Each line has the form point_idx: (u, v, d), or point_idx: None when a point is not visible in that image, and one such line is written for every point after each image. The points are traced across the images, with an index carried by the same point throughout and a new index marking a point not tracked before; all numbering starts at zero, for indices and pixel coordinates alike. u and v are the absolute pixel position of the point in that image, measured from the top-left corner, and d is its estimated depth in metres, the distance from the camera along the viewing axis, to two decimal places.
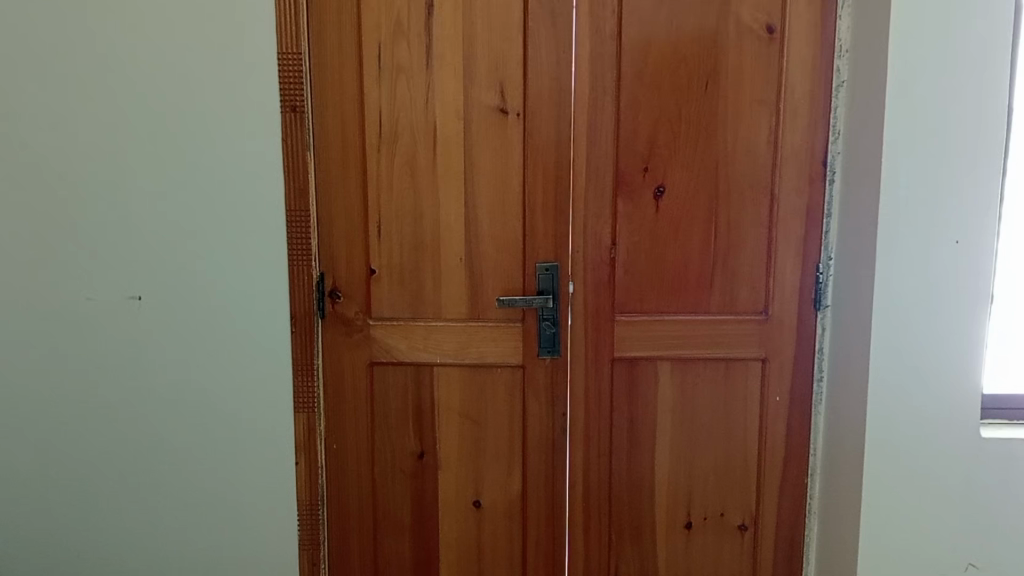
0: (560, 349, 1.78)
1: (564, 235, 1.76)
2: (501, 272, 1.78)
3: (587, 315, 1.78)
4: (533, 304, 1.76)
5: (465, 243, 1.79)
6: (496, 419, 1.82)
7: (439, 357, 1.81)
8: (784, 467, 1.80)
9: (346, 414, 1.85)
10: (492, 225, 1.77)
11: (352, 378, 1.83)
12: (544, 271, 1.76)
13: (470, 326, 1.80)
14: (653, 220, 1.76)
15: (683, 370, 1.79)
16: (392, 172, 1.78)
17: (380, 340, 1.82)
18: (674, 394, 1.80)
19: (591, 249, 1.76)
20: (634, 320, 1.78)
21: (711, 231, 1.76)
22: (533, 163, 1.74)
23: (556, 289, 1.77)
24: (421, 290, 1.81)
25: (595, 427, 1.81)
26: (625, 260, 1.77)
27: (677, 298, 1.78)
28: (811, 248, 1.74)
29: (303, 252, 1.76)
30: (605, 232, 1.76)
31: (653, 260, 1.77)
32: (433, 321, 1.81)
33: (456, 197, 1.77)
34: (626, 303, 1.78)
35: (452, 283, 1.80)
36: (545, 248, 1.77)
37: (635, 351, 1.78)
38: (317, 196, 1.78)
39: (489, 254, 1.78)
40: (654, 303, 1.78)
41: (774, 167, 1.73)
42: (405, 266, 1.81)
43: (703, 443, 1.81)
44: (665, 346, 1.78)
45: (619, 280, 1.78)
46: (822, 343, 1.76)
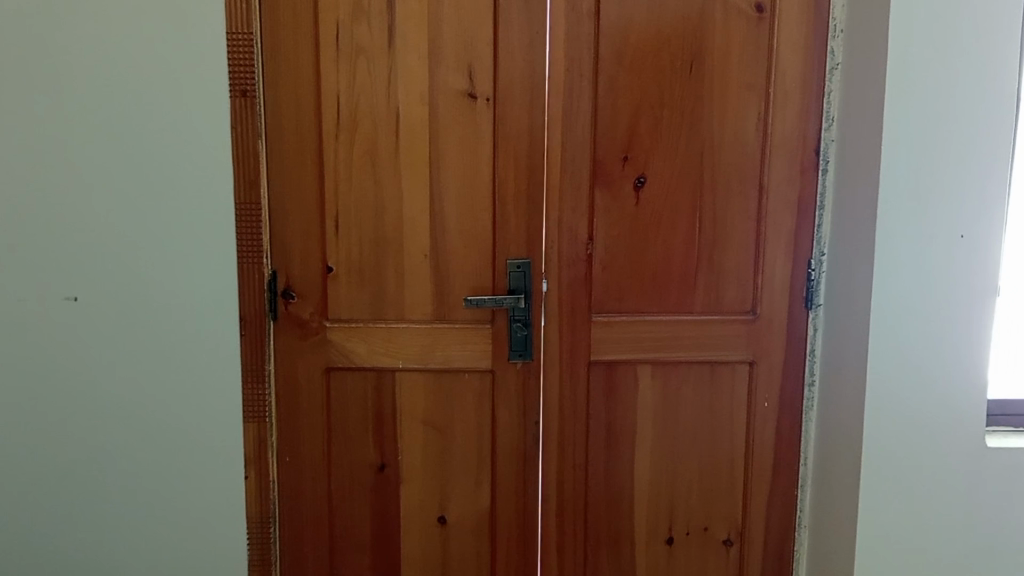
0: (532, 353, 1.64)
1: (538, 230, 1.63)
2: (469, 270, 1.65)
3: (561, 316, 1.65)
4: (503, 304, 1.62)
5: (431, 238, 1.65)
6: (463, 429, 1.68)
7: (402, 362, 1.67)
8: (773, 478, 1.68)
9: (301, 423, 1.70)
10: (460, 220, 1.64)
11: (307, 385, 1.69)
12: (515, 268, 1.63)
13: (436, 328, 1.66)
14: (634, 213, 1.63)
15: (665, 375, 1.66)
16: (351, 161, 1.64)
17: (338, 343, 1.68)
18: (655, 400, 1.67)
19: (566, 245, 1.63)
20: (613, 321, 1.65)
21: (696, 225, 1.64)
22: (504, 152, 1.61)
23: (527, 287, 1.63)
24: (381, 289, 1.67)
25: (571, 437, 1.68)
26: (603, 256, 1.64)
27: (659, 297, 1.65)
28: (802, 242, 1.63)
29: (255, 249, 1.63)
30: (582, 226, 1.63)
31: (633, 257, 1.64)
32: (395, 323, 1.67)
33: (421, 189, 1.63)
34: (604, 303, 1.65)
35: (416, 282, 1.66)
36: (517, 244, 1.63)
37: (614, 355, 1.66)
38: (268, 188, 1.64)
39: (456, 250, 1.65)
40: (635, 303, 1.65)
41: (764, 156, 1.61)
42: (365, 262, 1.66)
43: (686, 453, 1.69)
44: (646, 349, 1.66)
45: (597, 278, 1.65)
46: (814, 344, 1.65)
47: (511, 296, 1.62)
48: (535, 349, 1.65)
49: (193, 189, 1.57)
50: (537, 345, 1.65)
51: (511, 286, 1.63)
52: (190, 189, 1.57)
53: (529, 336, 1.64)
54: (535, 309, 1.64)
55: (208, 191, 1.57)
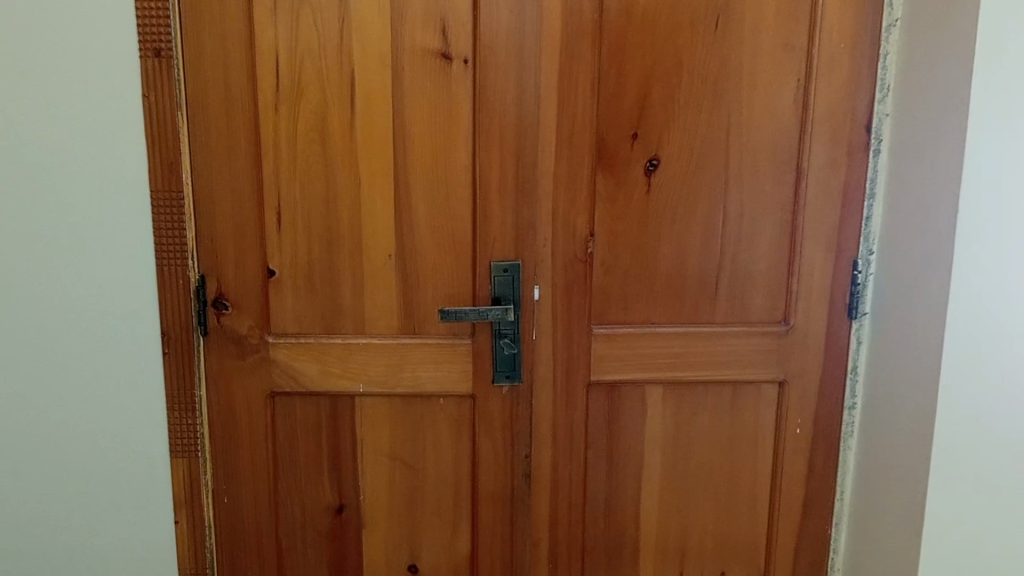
0: (521, 374, 1.35)
1: (529, 225, 1.32)
2: (444, 273, 1.35)
3: (556, 329, 1.35)
4: (489, 316, 1.30)
5: (395, 235, 1.33)
6: (437, 464, 1.40)
7: (362, 386, 1.37)
8: (803, 516, 1.43)
9: (241, 457, 1.41)
10: (432, 212, 1.33)
11: (247, 413, 1.39)
12: (501, 271, 1.33)
13: (403, 346, 1.36)
14: (644, 205, 1.34)
15: (679, 398, 1.39)
16: (296, 139, 1.31)
17: (283, 363, 1.38)
18: (666, 427, 1.40)
19: (562, 243, 1.33)
20: (618, 335, 1.36)
21: (720, 218, 1.34)
22: (487, 128, 1.30)
23: (516, 296, 1.34)
24: (336, 298, 1.36)
25: (566, 471, 1.40)
26: (606, 256, 1.35)
27: (673, 305, 1.37)
28: (846, 239, 1.35)
29: (177, 249, 1.32)
30: (582, 220, 1.33)
31: (642, 257, 1.35)
32: (353, 339, 1.37)
33: (383, 174, 1.32)
34: (607, 312, 1.37)
35: (379, 288, 1.35)
36: (502, 242, 1.33)
37: (618, 375, 1.37)
38: (190, 174, 1.32)
39: (427, 250, 1.34)
40: (643, 312, 1.37)
41: (805, 134, 1.32)
42: (315, 265, 1.35)
43: (701, 487, 1.42)
44: (657, 368, 1.38)
45: (598, 283, 1.35)
46: (857, 360, 1.38)
47: (499, 307, 1.31)
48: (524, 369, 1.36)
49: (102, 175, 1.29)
50: (527, 364, 1.36)
51: (496, 293, 1.33)
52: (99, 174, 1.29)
53: (517, 355, 1.34)
54: (524, 320, 1.35)
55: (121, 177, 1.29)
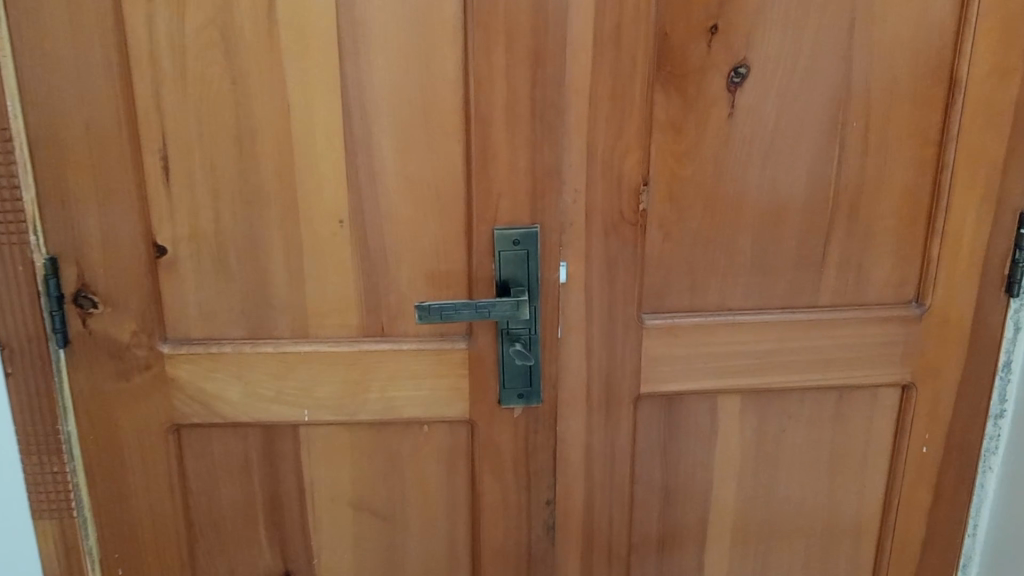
0: (540, 393, 0.91)
1: (553, 171, 0.87)
2: (424, 246, 0.89)
3: (592, 323, 0.92)
4: (495, 313, 0.85)
5: (349, 190, 0.87)
6: (422, 516, 0.97)
7: (308, 413, 0.93)
8: (923, 558, 1.05)
9: (137, 515, 0.97)
10: (404, 154, 0.86)
11: (140, 454, 0.94)
12: (510, 244, 0.87)
13: (366, 357, 0.91)
14: (725, 137, 0.89)
15: (761, 411, 0.99)
16: (181, 40, 0.82)
17: (188, 385, 0.92)
18: (744, 450, 1.00)
19: (602, 197, 0.88)
20: (681, 328, 0.94)
21: (834, 155, 0.91)
22: (488, 18, 0.82)
23: (532, 277, 0.88)
24: (263, 286, 0.90)
25: (605, 518, 0.99)
26: (667, 216, 0.91)
27: (758, 283, 0.95)
28: (1011, 181, 0.92)
29: (9, 220, 0.85)
30: (633, 162, 0.88)
31: (719, 215, 0.92)
32: (291, 348, 0.91)
33: (326, 94, 0.84)
34: (665, 295, 0.94)
35: (327, 271, 0.90)
36: (512, 198, 0.87)
37: (681, 384, 0.96)
38: (19, 103, 0.83)
39: (399, 211, 0.88)
40: (717, 293, 0.94)
41: (969, 23, 0.87)
42: (227, 238, 0.89)
43: (787, 526, 1.04)
44: (734, 373, 0.96)
45: (653, 254, 0.92)
46: (1010, 351, 0.98)
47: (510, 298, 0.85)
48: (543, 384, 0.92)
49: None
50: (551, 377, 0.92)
51: (503, 273, 0.88)
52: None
53: (533, 368, 0.89)
54: (546, 314, 0.90)
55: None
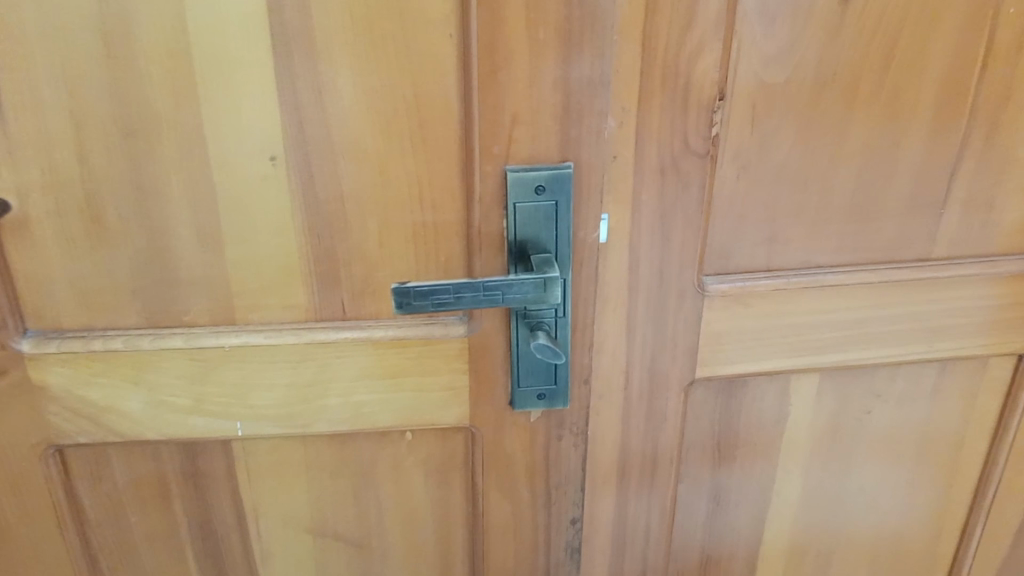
0: (567, 394, 0.66)
1: (591, 83, 0.58)
2: (400, 194, 0.61)
3: (637, 292, 0.67)
4: (514, 296, 0.58)
5: (286, 114, 0.58)
6: (405, 542, 0.74)
7: (243, 426, 0.66)
8: (1009, 544, 0.88)
9: (18, 559, 0.71)
10: (369, 56, 0.57)
11: (12, 485, 0.68)
12: (531, 191, 0.60)
13: (320, 351, 0.64)
14: (833, 29, 0.61)
15: (841, 391, 0.76)
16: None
17: (64, 393, 0.65)
18: (816, 438, 0.78)
19: (658, 119, 0.62)
20: (754, 294, 0.69)
21: (978, 53, 0.64)
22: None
23: (561, 237, 0.61)
24: (166, 252, 0.62)
25: (641, 528, 0.78)
26: (746, 143, 0.65)
27: (854, 230, 0.70)
28: None
29: None
30: (705, 67, 0.61)
31: (814, 141, 0.65)
32: (210, 340, 0.64)
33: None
34: (734, 251, 0.68)
35: (257, 230, 0.62)
36: (531, 126, 0.59)
37: (748, 366, 0.72)
38: None
39: (364, 144, 0.60)
40: (803, 246, 0.70)
41: None
42: (102, 186, 0.60)
43: (857, 518, 0.84)
44: (817, 349, 0.72)
45: (723, 196, 0.66)
46: None
47: (535, 273, 0.58)
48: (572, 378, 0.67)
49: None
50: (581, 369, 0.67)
51: (519, 231, 0.61)
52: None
53: (562, 365, 0.63)
54: (578, 287, 0.63)
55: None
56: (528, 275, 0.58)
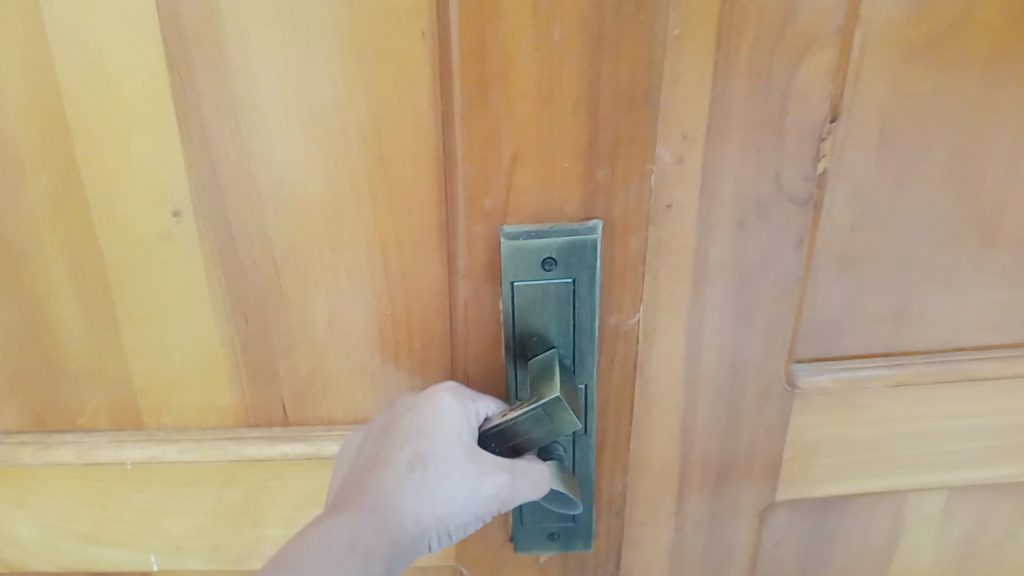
0: (587, 537, 0.48)
1: (634, 102, 0.38)
2: (361, 265, 0.43)
3: (698, 390, 0.49)
4: (514, 441, 0.40)
5: (198, 153, 0.41)
6: None
7: (160, 557, 0.53)
8: None
9: None
10: (309, 69, 0.39)
11: None
12: (537, 264, 0.41)
13: (248, 471, 0.49)
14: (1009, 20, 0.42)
15: (972, 509, 0.57)
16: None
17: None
18: (933, 566, 0.59)
19: (738, 148, 0.42)
20: (866, 388, 0.50)
21: None
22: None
23: (581, 330, 0.42)
24: (53, 332, 0.46)
25: None
26: (867, 182, 0.45)
27: (1011, 296, 0.50)
28: None
29: None
30: (818, 77, 0.41)
31: (967, 178, 0.45)
32: (108, 457, 0.49)
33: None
34: (843, 329, 0.49)
35: (161, 310, 0.45)
36: (543, 170, 0.40)
37: (849, 487, 0.54)
38: None
39: (308, 195, 0.42)
40: (941, 321, 0.50)
41: None
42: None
43: None
44: (947, 464, 0.54)
45: (828, 260, 0.47)
46: None
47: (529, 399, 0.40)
48: (599, 509, 0.51)
49: (459, 453, 0.40)
50: (616, 499, 0.51)
51: (520, 320, 0.42)
52: (444, 458, 0.39)
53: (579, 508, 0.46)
54: (607, 395, 0.47)
55: (449, 443, 0.40)
56: (492, 423, 0.41)
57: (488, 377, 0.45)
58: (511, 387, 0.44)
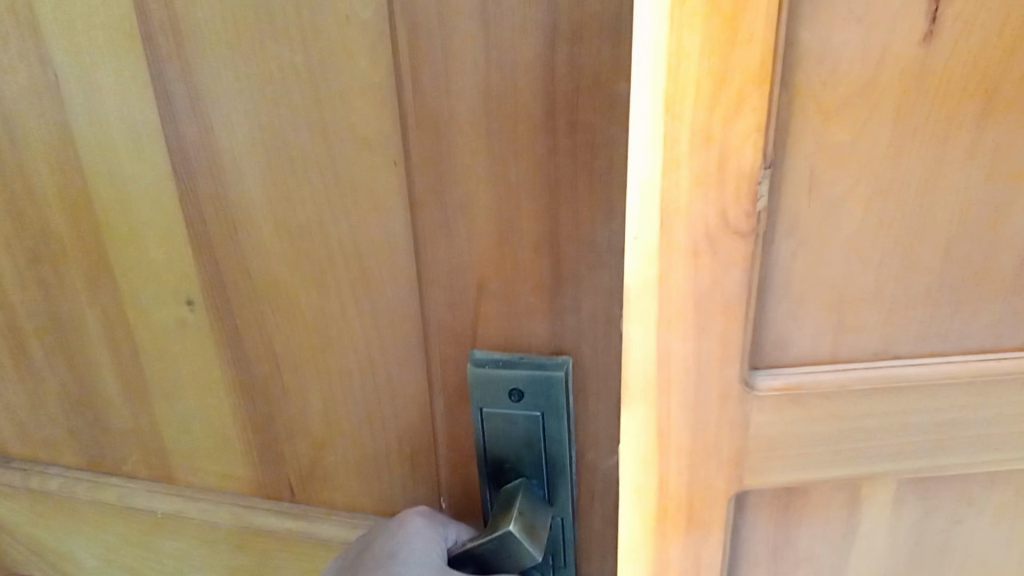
0: None
1: (591, 247, 0.40)
2: (349, 371, 0.49)
3: (669, 393, 0.55)
4: (478, 564, 0.45)
5: (211, 273, 0.50)
6: None
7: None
8: None
9: None
10: (295, 201, 0.45)
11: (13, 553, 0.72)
12: (500, 399, 0.44)
13: (266, 538, 0.59)
14: (923, 71, 0.47)
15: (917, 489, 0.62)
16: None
17: (29, 508, 0.68)
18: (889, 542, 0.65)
19: (697, 201, 0.48)
20: (815, 392, 0.56)
21: None
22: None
23: (551, 463, 0.46)
24: (121, 391, 0.58)
25: None
26: (802, 217, 0.51)
27: (945, 301, 0.55)
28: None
29: None
30: (746, 132, 0.46)
31: (897, 209, 0.51)
32: (150, 473, 0.61)
33: (111, 74, 0.46)
34: (791, 339, 0.55)
35: (190, 385, 0.55)
36: (511, 306, 0.43)
37: (800, 476, 0.59)
38: None
39: (298, 304, 0.48)
40: (880, 332, 0.56)
41: None
42: (8, 288, 0.57)
43: None
44: (895, 452, 0.59)
45: (775, 281, 0.53)
46: None
47: (489, 530, 0.44)
48: None
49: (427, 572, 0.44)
50: None
51: (492, 447, 0.46)
52: None
53: None
54: (589, 529, 0.48)
55: (417, 566, 0.44)
56: (458, 550, 0.45)
57: (469, 483, 0.50)
58: (486, 504, 0.48)
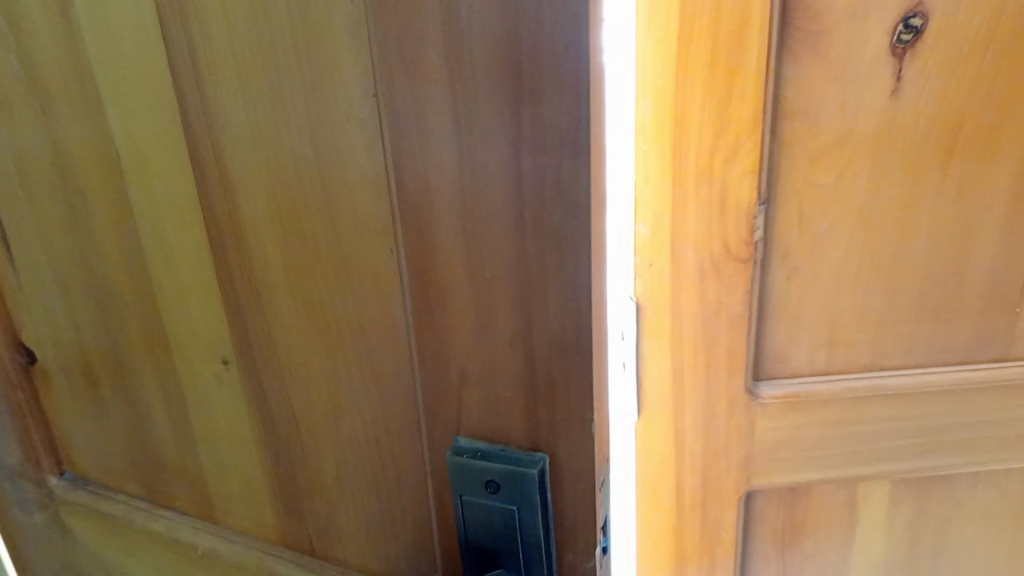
0: None
1: (565, 354, 0.43)
2: (356, 441, 0.53)
3: None
4: None
5: (256, 339, 0.56)
6: None
7: None
8: None
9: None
10: (313, 286, 0.50)
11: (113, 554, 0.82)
12: (476, 488, 0.48)
13: None
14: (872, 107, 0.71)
15: (921, 475, 0.88)
16: (7, 58, 0.58)
17: (124, 524, 0.77)
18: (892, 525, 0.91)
19: (694, 220, 0.75)
20: (811, 398, 0.83)
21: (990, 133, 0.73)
22: (405, 6, 0.38)
23: (529, 556, 0.48)
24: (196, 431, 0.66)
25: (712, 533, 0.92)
26: (786, 242, 0.77)
27: (878, 261, 0.77)
28: None
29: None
30: (743, 168, 0.72)
31: (853, 238, 0.76)
32: (192, 509, 0.71)
33: (164, 169, 0.54)
34: (789, 356, 0.83)
35: (240, 432, 0.61)
36: (492, 402, 0.46)
37: (799, 474, 0.88)
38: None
39: (313, 372, 0.53)
40: (838, 301, 0.80)
41: None
42: (124, 340, 0.66)
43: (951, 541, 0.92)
44: (859, 432, 0.85)
45: (762, 250, 0.77)
46: None
47: None
48: None
49: None
50: None
51: (474, 531, 0.50)
52: None
53: None
54: None
55: None
56: None
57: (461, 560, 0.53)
58: None
